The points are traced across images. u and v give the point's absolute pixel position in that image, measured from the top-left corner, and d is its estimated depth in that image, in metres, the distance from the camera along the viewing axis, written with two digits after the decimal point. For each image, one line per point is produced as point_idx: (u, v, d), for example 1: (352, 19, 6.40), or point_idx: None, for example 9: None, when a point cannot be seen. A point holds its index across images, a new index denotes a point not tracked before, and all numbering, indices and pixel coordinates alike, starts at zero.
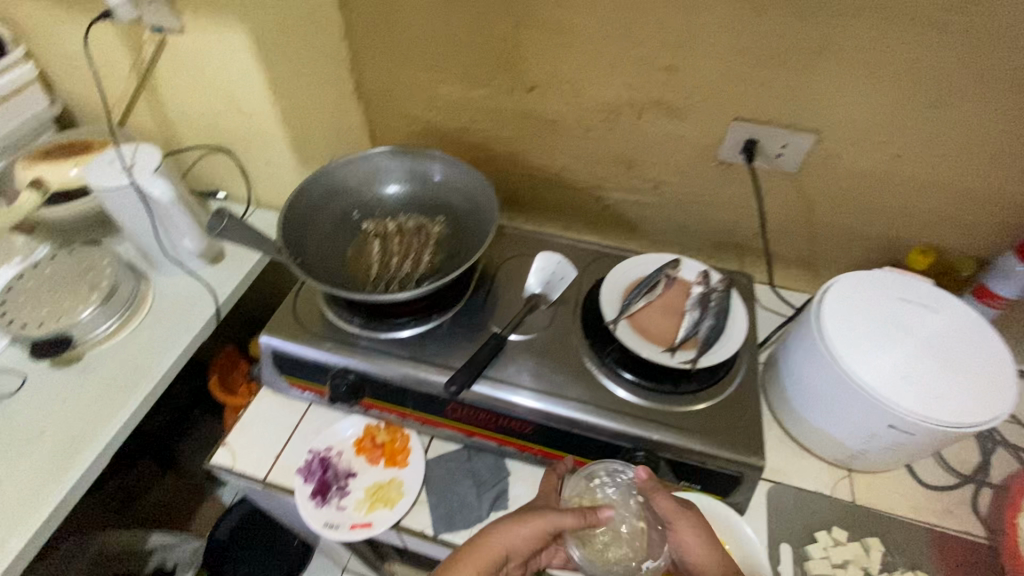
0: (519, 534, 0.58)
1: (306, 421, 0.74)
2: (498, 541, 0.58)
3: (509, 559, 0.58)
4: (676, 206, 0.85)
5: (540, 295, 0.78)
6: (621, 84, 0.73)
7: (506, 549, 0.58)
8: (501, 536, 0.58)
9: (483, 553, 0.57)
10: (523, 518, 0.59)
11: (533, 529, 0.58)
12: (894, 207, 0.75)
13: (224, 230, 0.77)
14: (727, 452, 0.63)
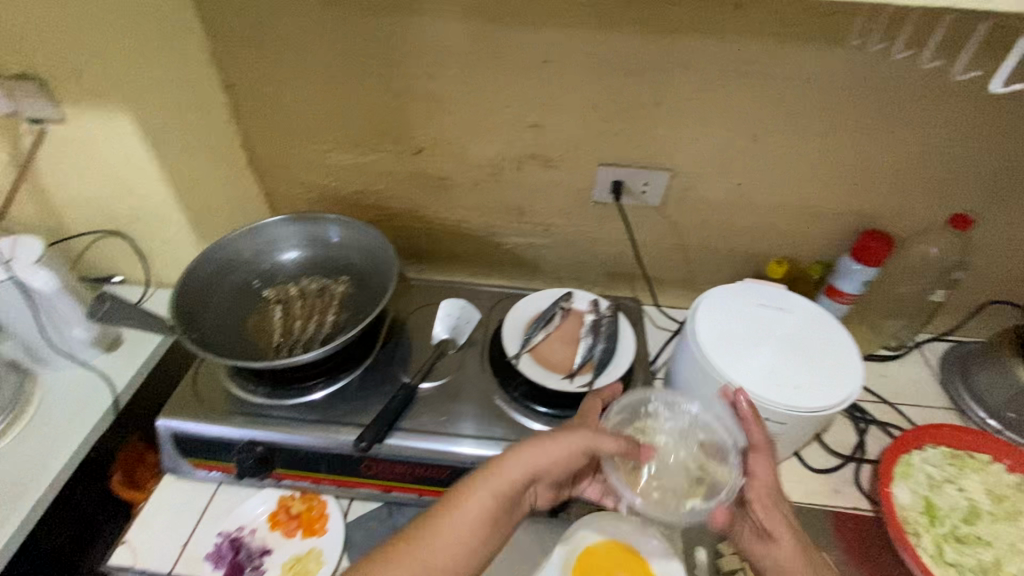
0: (554, 449, 0.59)
1: (215, 503, 0.71)
2: (534, 454, 0.59)
3: (538, 474, 0.59)
4: (567, 244, 0.92)
5: (448, 340, 0.81)
6: (498, 141, 0.81)
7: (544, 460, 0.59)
8: (534, 451, 0.59)
9: (515, 468, 0.58)
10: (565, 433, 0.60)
11: (571, 446, 0.59)
12: (747, 227, 0.85)
13: (106, 315, 0.77)
14: (631, 467, 0.67)
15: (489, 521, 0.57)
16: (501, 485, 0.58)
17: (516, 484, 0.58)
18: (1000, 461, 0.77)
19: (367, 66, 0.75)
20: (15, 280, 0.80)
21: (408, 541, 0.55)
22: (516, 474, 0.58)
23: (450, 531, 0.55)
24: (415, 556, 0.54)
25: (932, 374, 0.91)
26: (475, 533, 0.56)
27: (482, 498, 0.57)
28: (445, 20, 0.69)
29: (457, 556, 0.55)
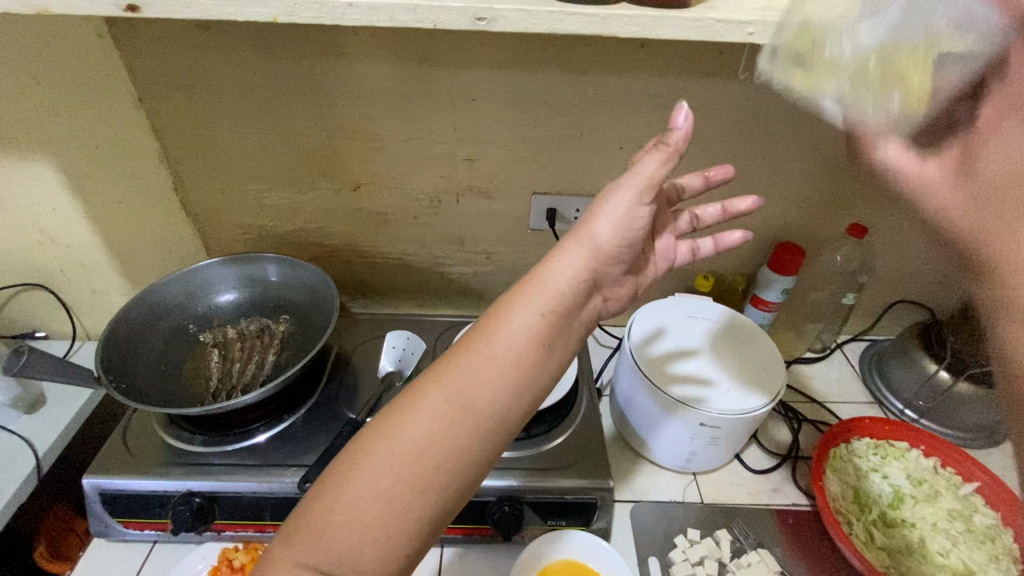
0: (605, 222, 0.47)
1: (150, 563, 0.68)
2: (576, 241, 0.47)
3: (590, 273, 0.46)
4: (508, 271, 0.95)
5: (394, 372, 0.81)
6: (434, 176, 0.83)
7: (595, 247, 0.46)
8: (578, 244, 0.47)
9: (556, 268, 0.46)
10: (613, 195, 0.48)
11: (621, 208, 0.47)
12: None
13: (27, 366, 0.72)
14: (579, 483, 0.69)
15: (536, 329, 0.43)
16: (547, 289, 0.44)
17: (569, 283, 0.45)
18: (917, 447, 0.83)
19: (299, 107, 0.76)
20: None
21: (432, 377, 0.42)
22: (563, 265, 0.46)
23: (487, 349, 0.42)
24: (441, 388, 0.41)
25: (853, 372, 0.98)
26: (519, 341, 0.42)
27: (523, 301, 0.44)
28: (374, 61, 0.72)
29: (498, 380, 0.41)
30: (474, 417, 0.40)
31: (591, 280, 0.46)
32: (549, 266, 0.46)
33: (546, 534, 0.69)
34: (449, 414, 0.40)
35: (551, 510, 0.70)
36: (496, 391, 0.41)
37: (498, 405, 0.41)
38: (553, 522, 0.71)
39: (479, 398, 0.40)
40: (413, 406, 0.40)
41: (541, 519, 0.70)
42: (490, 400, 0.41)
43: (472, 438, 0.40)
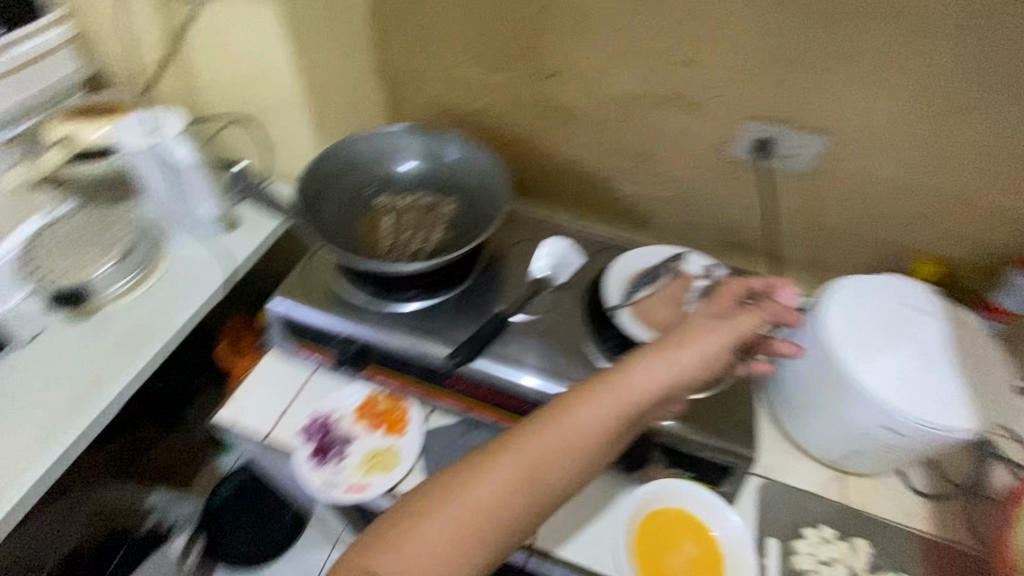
0: (683, 354, 0.59)
1: (310, 386, 0.76)
2: (658, 362, 0.58)
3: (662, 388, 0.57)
4: (687, 203, 0.85)
5: (545, 280, 0.78)
6: (637, 76, 0.74)
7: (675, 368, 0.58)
8: (657, 363, 0.58)
9: (637, 374, 0.57)
10: (690, 329, 0.60)
11: (698, 351, 0.59)
12: (902, 215, 0.75)
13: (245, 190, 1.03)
14: (719, 442, 0.64)
15: (605, 427, 0.54)
16: (625, 395, 0.55)
17: (643, 392, 0.56)
18: None
19: None
20: (160, 148, 0.89)
21: (516, 440, 0.52)
22: (640, 377, 0.57)
23: (566, 430, 0.53)
24: (524, 454, 0.51)
25: None
26: (589, 436, 0.53)
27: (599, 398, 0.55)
28: None
29: (568, 459, 0.52)
30: (542, 485, 0.51)
31: (658, 397, 0.57)
32: (629, 370, 0.57)
33: (669, 480, 0.66)
34: (525, 477, 0.50)
35: (682, 459, 0.66)
36: (564, 468, 0.52)
37: (559, 480, 0.52)
38: (678, 470, 0.67)
39: (552, 470, 0.51)
40: (497, 461, 0.50)
41: (667, 463, 0.67)
42: (555, 475, 0.51)
43: (534, 501, 0.50)
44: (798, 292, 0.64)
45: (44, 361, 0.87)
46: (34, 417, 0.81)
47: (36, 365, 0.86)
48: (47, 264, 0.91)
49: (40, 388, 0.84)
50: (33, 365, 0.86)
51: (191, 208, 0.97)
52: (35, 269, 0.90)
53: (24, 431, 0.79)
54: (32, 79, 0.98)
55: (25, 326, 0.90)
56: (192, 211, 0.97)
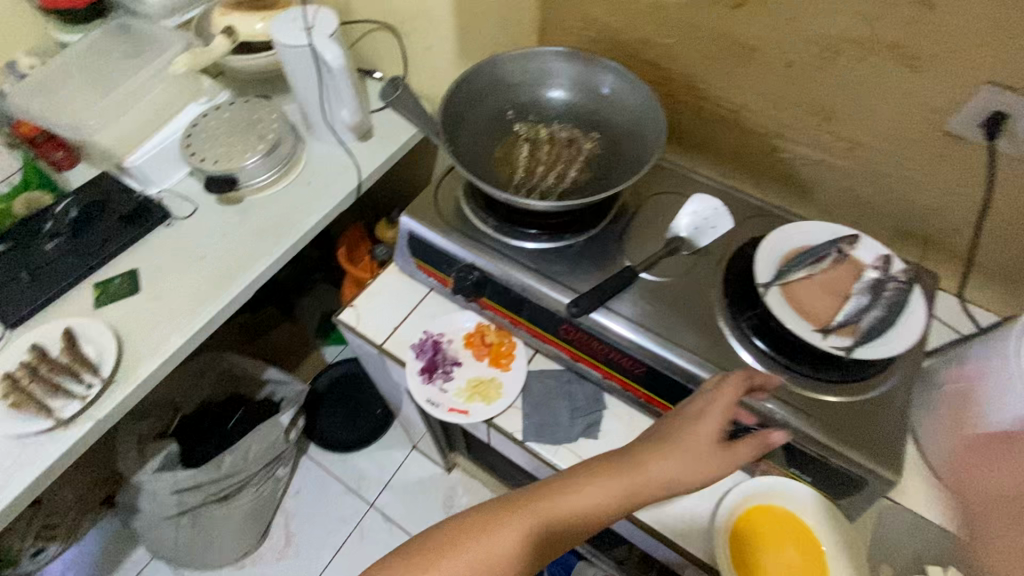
0: (687, 462, 0.51)
1: (424, 305, 0.78)
2: (661, 463, 0.50)
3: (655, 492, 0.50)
4: (866, 175, 0.73)
5: (686, 240, 0.71)
6: (850, 14, 0.61)
7: (672, 475, 0.50)
8: (651, 464, 0.50)
9: (635, 473, 0.50)
10: (701, 423, 0.52)
11: (706, 460, 0.50)
12: None
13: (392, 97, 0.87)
14: (856, 457, 0.56)
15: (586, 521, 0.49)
16: (614, 492, 0.50)
17: (635, 493, 0.50)
18: None
19: None
20: (312, 47, 0.89)
21: (487, 521, 0.48)
22: (636, 480, 0.50)
23: (542, 521, 0.48)
24: (491, 540, 0.47)
25: None
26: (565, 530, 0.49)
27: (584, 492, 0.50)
28: None
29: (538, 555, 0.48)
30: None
31: (656, 501, 0.51)
32: (629, 470, 0.50)
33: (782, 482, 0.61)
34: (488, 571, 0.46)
35: (805, 462, 0.59)
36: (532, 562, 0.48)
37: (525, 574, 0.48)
38: (796, 472, 0.61)
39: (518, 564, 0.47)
40: (456, 548, 0.47)
41: (786, 462, 0.61)
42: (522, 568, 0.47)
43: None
44: (784, 437, 0.53)
45: (196, 238, 0.95)
46: (185, 287, 0.89)
47: (189, 241, 0.95)
48: (201, 148, 0.96)
49: (191, 261, 0.92)
50: (186, 241, 0.95)
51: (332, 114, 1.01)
52: (189, 150, 0.96)
53: (176, 298, 0.88)
54: None
55: (182, 203, 0.99)
56: (333, 117, 1.01)
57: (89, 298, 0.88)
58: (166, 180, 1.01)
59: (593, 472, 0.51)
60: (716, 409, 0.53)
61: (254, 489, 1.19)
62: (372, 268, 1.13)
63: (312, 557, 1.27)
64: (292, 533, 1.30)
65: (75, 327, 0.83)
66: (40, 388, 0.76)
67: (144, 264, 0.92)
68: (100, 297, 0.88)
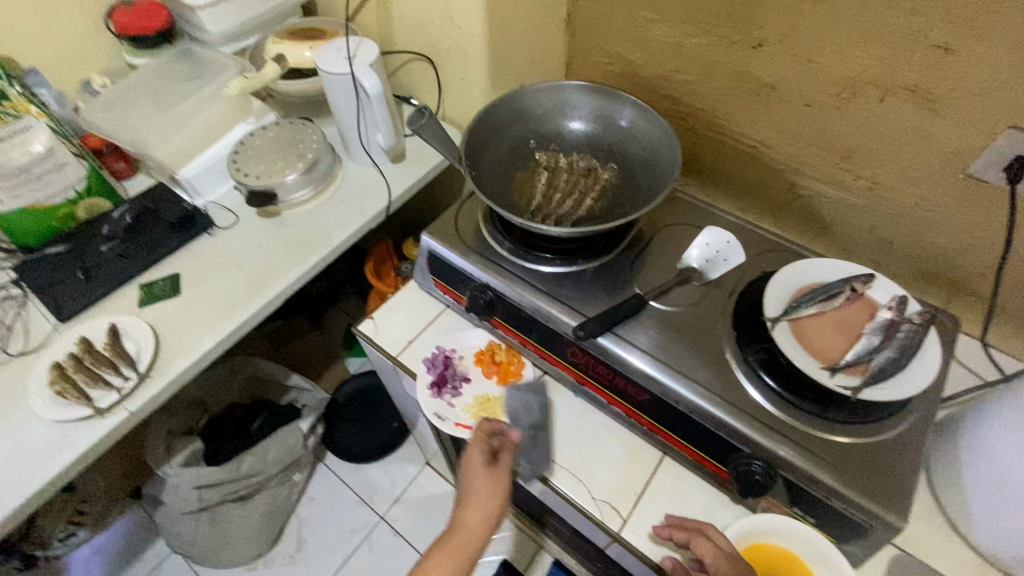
0: (488, 494, 0.61)
1: (439, 321, 0.80)
2: (471, 509, 0.61)
3: (483, 518, 0.61)
4: (888, 215, 0.73)
5: (696, 271, 0.71)
6: (871, 56, 0.62)
7: (483, 502, 0.61)
8: (473, 502, 0.61)
9: (457, 530, 0.60)
10: (478, 471, 0.62)
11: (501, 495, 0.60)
12: None
13: (421, 126, 0.84)
14: (860, 498, 0.55)
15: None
16: (454, 547, 0.58)
17: (466, 546, 0.59)
18: None
19: None
20: (352, 75, 0.96)
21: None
22: (464, 537, 0.59)
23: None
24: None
25: None
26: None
27: (438, 574, 0.57)
28: None
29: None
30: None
31: (485, 533, 0.60)
32: (458, 522, 0.60)
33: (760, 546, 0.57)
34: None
35: (810, 502, 0.58)
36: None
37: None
38: (799, 512, 0.60)
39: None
40: None
41: (790, 500, 0.59)
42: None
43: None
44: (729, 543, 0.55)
45: (235, 248, 1.02)
46: (220, 294, 0.95)
47: (228, 250, 1.02)
48: (246, 164, 1.03)
49: (229, 269, 0.99)
50: (226, 249, 1.02)
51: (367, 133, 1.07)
52: (235, 166, 1.03)
53: (212, 303, 0.94)
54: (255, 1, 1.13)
55: (225, 214, 1.07)
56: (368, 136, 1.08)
57: (134, 298, 0.95)
58: (212, 192, 1.08)
59: (431, 557, 0.58)
60: (473, 454, 0.63)
61: (271, 493, 1.23)
62: (397, 284, 1.17)
63: (320, 564, 1.28)
64: (302, 539, 1.32)
65: (120, 325, 0.90)
66: (82, 377, 0.82)
67: (186, 269, 0.99)
68: (144, 297, 0.94)
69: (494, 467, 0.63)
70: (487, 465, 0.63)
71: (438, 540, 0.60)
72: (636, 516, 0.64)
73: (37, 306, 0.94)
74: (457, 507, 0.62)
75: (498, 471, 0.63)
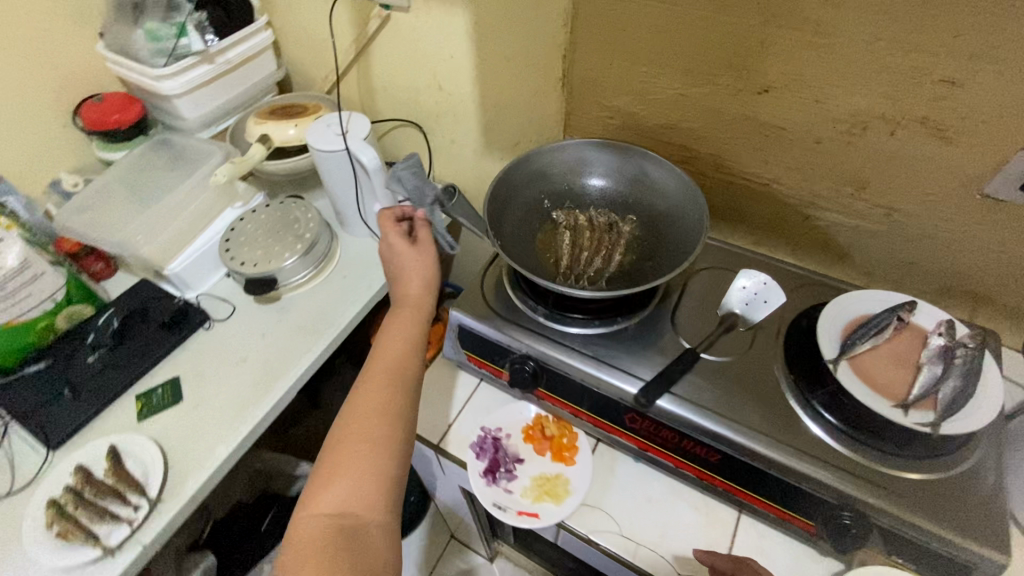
0: (416, 272, 0.80)
1: (477, 398, 0.77)
2: (410, 289, 0.79)
3: (426, 284, 0.80)
4: (908, 238, 0.74)
5: (738, 316, 0.71)
6: (878, 94, 0.64)
7: (421, 275, 0.81)
8: (411, 282, 0.80)
9: (407, 305, 0.78)
10: (410, 263, 0.81)
11: (430, 273, 0.78)
12: None
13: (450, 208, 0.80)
14: (960, 539, 0.53)
15: (413, 345, 0.74)
16: (412, 309, 0.78)
17: (415, 312, 0.78)
18: None
19: None
20: (348, 151, 0.93)
21: (339, 452, 0.63)
22: (409, 305, 0.78)
23: (377, 395, 0.67)
24: (354, 449, 0.63)
25: None
26: (402, 364, 0.72)
27: (399, 334, 0.74)
28: None
29: (399, 405, 0.67)
30: (390, 452, 0.63)
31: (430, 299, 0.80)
32: (401, 300, 0.79)
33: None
34: (370, 472, 0.62)
35: (907, 548, 0.56)
36: (392, 428, 0.65)
37: (405, 430, 0.66)
38: (898, 560, 0.57)
39: (381, 446, 0.63)
40: (340, 465, 0.62)
41: (886, 549, 0.57)
42: (390, 444, 0.64)
43: (392, 467, 0.63)
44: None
45: (236, 341, 0.95)
46: (227, 395, 0.88)
47: (228, 345, 0.95)
48: (239, 252, 0.98)
49: (232, 366, 0.92)
50: (226, 344, 0.95)
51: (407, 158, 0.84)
52: (227, 254, 0.97)
53: (218, 406, 0.87)
54: (230, 84, 1.09)
55: (220, 305, 1.00)
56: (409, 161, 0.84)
57: (131, 412, 0.87)
58: (203, 283, 1.02)
59: (391, 322, 0.76)
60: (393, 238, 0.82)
61: None
62: None
63: None
64: None
65: (120, 446, 0.81)
66: (86, 515, 0.74)
67: (185, 371, 0.91)
68: (143, 410, 0.86)
69: (427, 248, 0.82)
70: (407, 243, 0.82)
71: (393, 312, 0.78)
72: None
73: (22, 437, 0.85)
74: (397, 287, 0.81)
75: (420, 249, 0.82)
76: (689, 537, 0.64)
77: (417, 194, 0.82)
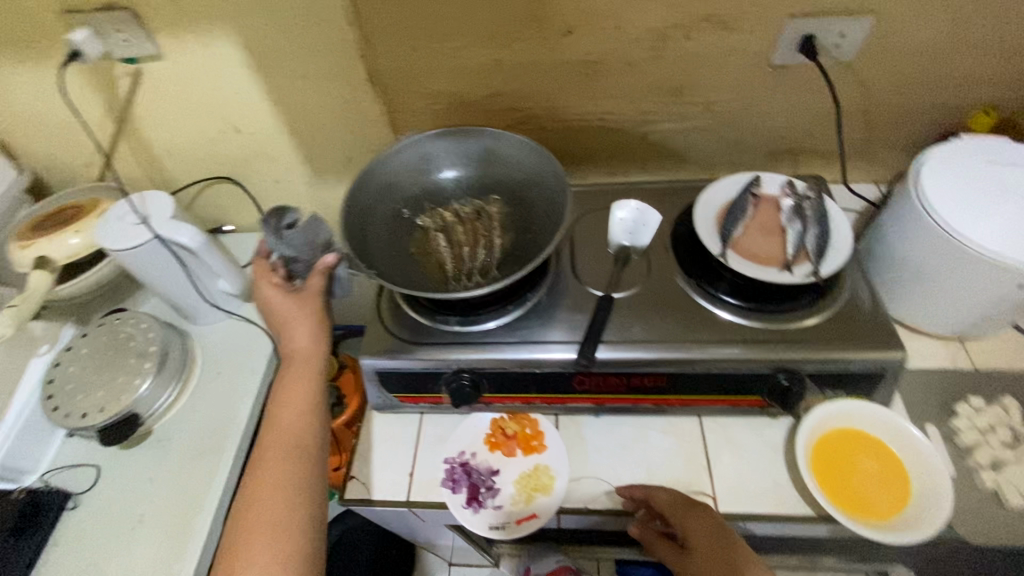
0: (302, 319, 0.69)
1: (426, 433, 0.72)
2: (297, 338, 0.69)
3: (316, 327, 0.70)
4: (728, 123, 0.82)
5: (629, 247, 0.75)
6: (663, 5, 0.68)
7: (306, 320, 0.69)
8: (299, 329, 0.69)
9: (298, 356, 0.68)
10: (292, 311, 0.70)
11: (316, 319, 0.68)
12: (941, 72, 0.74)
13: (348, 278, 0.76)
14: (868, 355, 0.62)
15: (312, 402, 0.66)
16: (304, 363, 0.68)
17: (308, 363, 0.68)
18: None
19: None
20: (159, 238, 0.76)
21: (244, 540, 0.56)
22: (301, 355, 0.68)
23: (277, 467, 0.60)
24: (258, 532, 0.57)
25: None
26: (301, 424, 0.64)
27: (293, 392, 0.66)
28: None
29: (304, 475, 0.61)
30: (298, 527, 0.57)
31: (323, 345, 0.69)
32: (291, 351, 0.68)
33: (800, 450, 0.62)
34: (279, 557, 0.56)
35: (833, 380, 0.64)
36: (297, 504, 0.59)
37: (316, 496, 0.60)
38: (832, 393, 0.65)
39: (287, 522, 0.57)
40: (243, 557, 0.55)
41: (820, 389, 0.64)
42: (297, 523, 0.58)
43: (306, 542, 0.57)
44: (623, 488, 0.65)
45: (121, 502, 0.76)
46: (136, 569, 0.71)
47: (110, 512, 0.76)
48: (71, 404, 0.77)
49: (127, 534, 0.73)
50: (109, 511, 0.76)
51: (279, 215, 0.73)
52: (57, 413, 0.76)
53: None
54: None
55: (78, 473, 0.79)
56: (285, 218, 0.73)
57: None
58: (42, 458, 0.80)
59: (283, 381, 0.67)
60: (267, 286, 0.71)
61: None
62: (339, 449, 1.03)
63: None
64: None
65: None
66: None
67: (71, 567, 0.71)
68: None
69: (309, 287, 0.71)
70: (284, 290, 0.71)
71: (283, 368, 0.69)
72: (720, 486, 0.65)
73: None
74: (283, 337, 0.70)
75: (301, 292, 0.71)
76: (674, 460, 0.67)
77: (309, 256, 0.73)
